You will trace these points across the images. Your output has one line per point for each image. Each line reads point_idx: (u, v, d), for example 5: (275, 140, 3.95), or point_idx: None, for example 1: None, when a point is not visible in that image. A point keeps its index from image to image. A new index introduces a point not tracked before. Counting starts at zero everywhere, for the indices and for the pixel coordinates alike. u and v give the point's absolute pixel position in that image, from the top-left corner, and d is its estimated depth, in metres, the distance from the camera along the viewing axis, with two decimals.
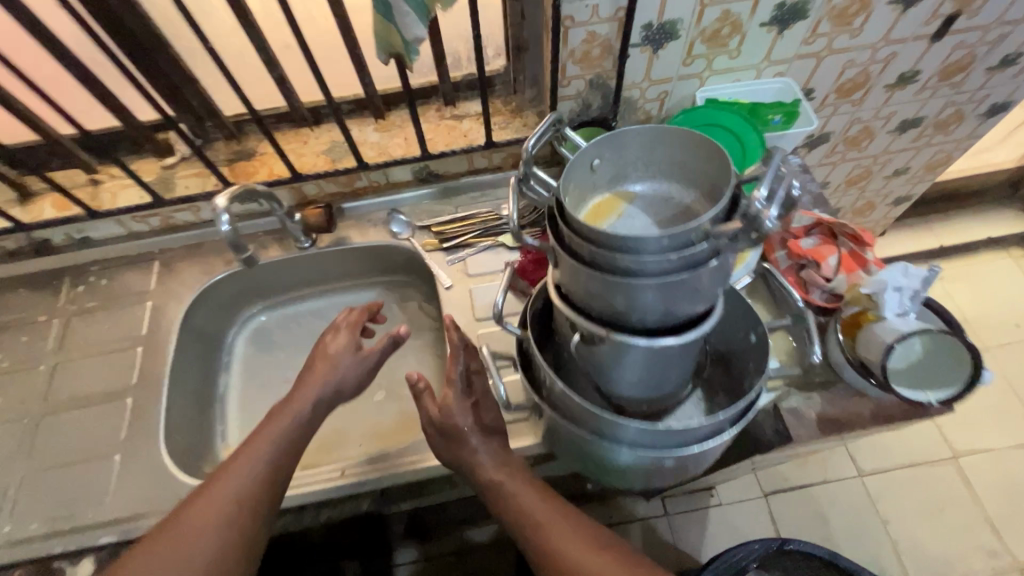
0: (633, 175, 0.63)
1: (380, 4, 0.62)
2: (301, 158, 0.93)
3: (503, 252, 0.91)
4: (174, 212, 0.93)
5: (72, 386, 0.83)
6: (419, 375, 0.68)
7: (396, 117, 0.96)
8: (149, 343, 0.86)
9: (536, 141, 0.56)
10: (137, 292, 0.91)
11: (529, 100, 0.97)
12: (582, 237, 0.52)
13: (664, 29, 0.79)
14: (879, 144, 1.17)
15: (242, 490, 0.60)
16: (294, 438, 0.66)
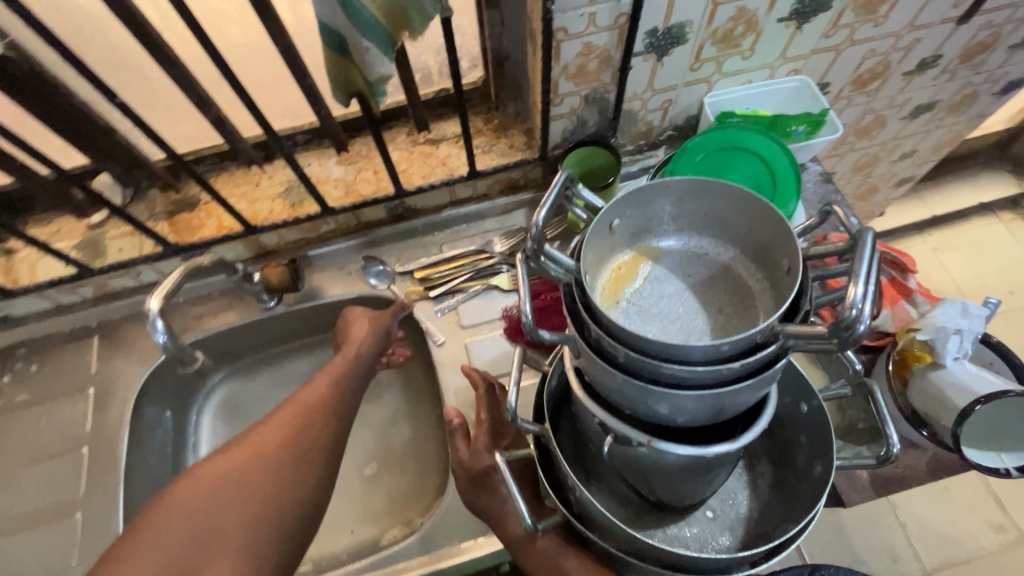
0: (658, 228, 0.53)
1: (331, 39, 0.49)
2: (255, 204, 0.80)
3: (499, 296, 0.81)
4: (109, 280, 0.79)
5: (13, 502, 0.71)
6: (455, 415, 0.68)
7: (361, 146, 0.83)
8: (95, 440, 0.74)
9: (548, 211, 0.44)
10: (77, 378, 0.78)
11: (513, 116, 0.84)
12: (614, 335, 0.42)
13: (671, 34, 0.67)
14: (890, 131, 1.08)
15: (304, 427, 0.64)
16: (337, 394, 0.69)
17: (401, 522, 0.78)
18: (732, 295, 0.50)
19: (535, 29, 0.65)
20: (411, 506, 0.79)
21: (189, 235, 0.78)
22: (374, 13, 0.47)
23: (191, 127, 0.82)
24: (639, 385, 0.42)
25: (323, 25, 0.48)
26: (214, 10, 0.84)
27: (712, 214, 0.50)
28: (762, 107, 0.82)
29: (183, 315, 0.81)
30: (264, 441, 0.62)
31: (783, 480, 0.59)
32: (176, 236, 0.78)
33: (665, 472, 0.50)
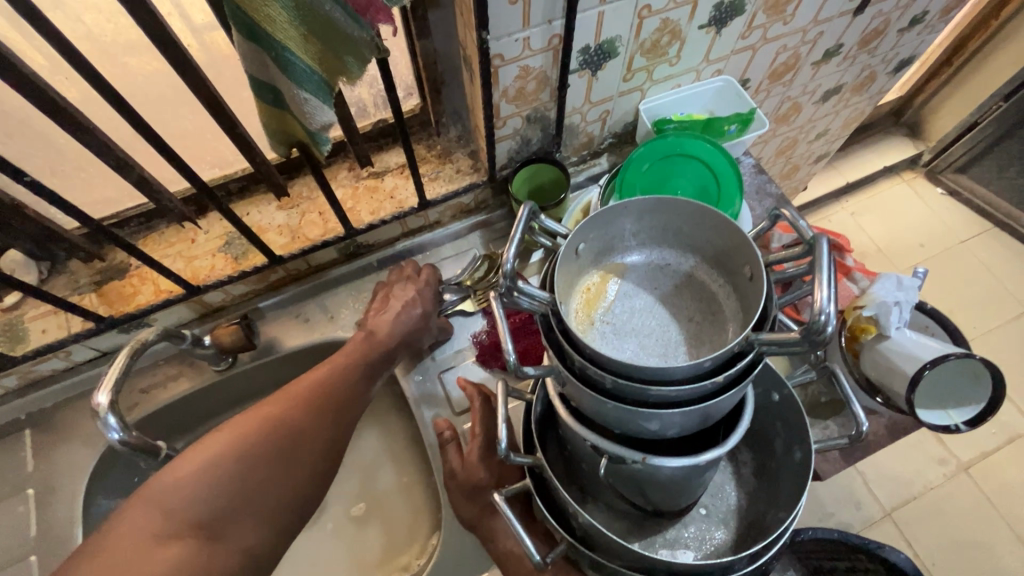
0: (621, 245, 0.54)
1: (264, 91, 0.47)
2: (193, 263, 0.75)
3: (467, 323, 0.80)
4: (37, 365, 0.71)
5: None
6: (448, 426, 0.70)
7: (301, 188, 0.80)
8: (43, 547, 0.67)
9: (518, 249, 0.44)
10: (13, 480, 0.70)
11: (455, 140, 0.83)
12: (599, 364, 0.43)
13: (602, 50, 0.69)
14: (806, 115, 1.16)
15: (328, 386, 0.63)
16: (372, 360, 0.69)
17: (397, 569, 0.75)
18: (699, 302, 0.52)
19: (470, 56, 0.65)
20: (405, 550, 0.76)
21: (124, 306, 0.72)
22: (308, 60, 0.45)
23: (115, 188, 0.78)
24: (631, 410, 0.43)
25: (253, 77, 0.46)
26: (144, 91, 0.89)
27: (670, 225, 0.52)
28: (692, 109, 0.86)
29: (129, 390, 0.75)
30: (318, 376, 0.63)
31: (764, 464, 0.62)
32: (109, 308, 0.71)
33: (658, 485, 0.51)
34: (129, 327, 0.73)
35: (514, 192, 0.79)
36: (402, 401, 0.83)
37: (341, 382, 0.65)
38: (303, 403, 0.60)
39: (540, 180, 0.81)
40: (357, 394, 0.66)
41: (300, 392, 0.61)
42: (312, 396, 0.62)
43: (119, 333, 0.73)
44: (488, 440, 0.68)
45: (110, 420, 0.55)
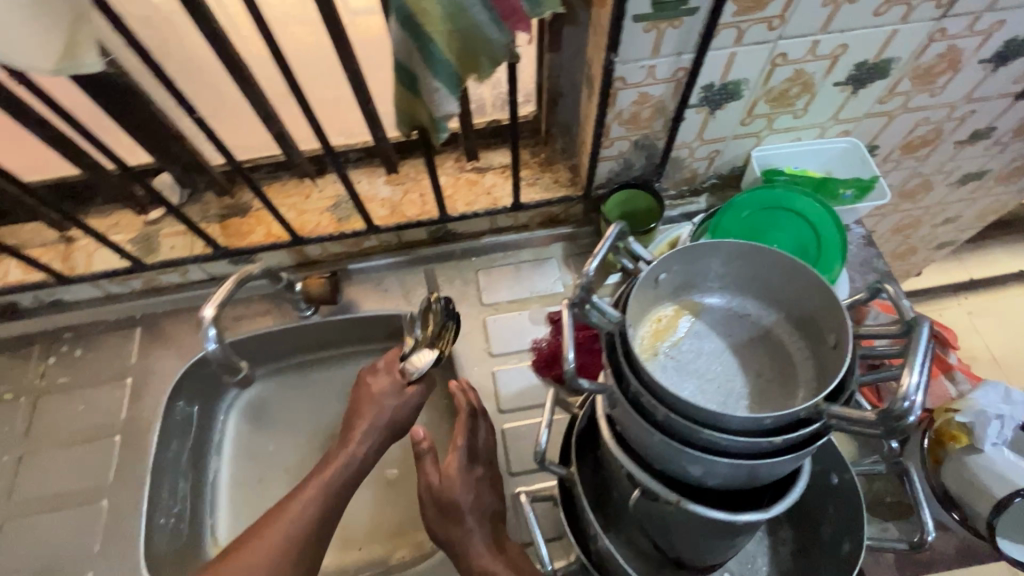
0: (702, 284, 0.53)
1: (403, 75, 0.52)
2: (303, 215, 0.83)
3: (530, 328, 0.82)
4: (159, 275, 0.82)
5: (40, 484, 0.73)
6: (424, 435, 0.64)
7: (409, 168, 0.86)
8: (128, 430, 0.76)
9: (599, 263, 0.46)
10: (117, 366, 0.81)
11: (559, 151, 0.86)
12: (654, 393, 0.43)
13: (726, 90, 0.68)
14: (935, 197, 1.07)
15: (308, 514, 0.61)
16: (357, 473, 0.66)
17: (411, 544, 0.78)
18: (772, 359, 0.50)
19: (593, 74, 0.67)
20: (423, 528, 0.79)
21: (239, 241, 0.81)
22: (448, 52, 0.48)
23: (256, 137, 0.88)
24: (676, 446, 0.42)
25: (399, 62, 0.51)
26: None
27: (758, 275, 0.51)
28: (809, 165, 0.82)
29: (225, 315, 0.84)
30: (292, 514, 0.61)
31: (806, 548, 0.58)
32: (227, 240, 0.81)
33: (686, 531, 0.50)
34: (238, 260, 0.82)
35: (606, 213, 0.79)
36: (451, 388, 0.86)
37: (318, 505, 0.62)
38: (282, 546, 0.58)
39: (634, 205, 0.81)
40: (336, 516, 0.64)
41: (283, 535, 0.59)
42: (287, 540, 0.59)
43: (229, 264, 0.82)
44: (470, 453, 0.66)
45: (209, 329, 0.64)
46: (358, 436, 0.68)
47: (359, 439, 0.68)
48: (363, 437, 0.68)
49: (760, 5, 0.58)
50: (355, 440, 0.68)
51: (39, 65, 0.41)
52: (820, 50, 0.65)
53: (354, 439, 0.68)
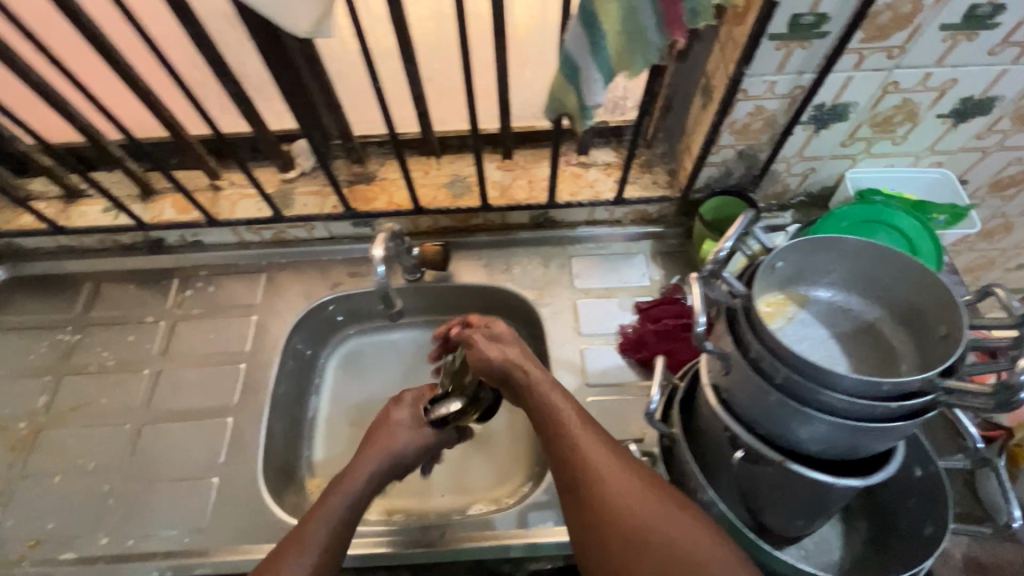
0: (813, 278, 0.59)
1: (566, 67, 0.59)
2: (422, 188, 0.91)
3: (618, 314, 0.88)
4: (288, 229, 0.92)
5: (173, 398, 0.82)
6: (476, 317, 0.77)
7: (520, 157, 0.93)
8: (252, 361, 0.85)
9: (731, 244, 0.53)
10: (243, 304, 0.90)
11: (659, 155, 0.93)
12: (775, 356, 0.49)
13: (835, 111, 0.74)
14: (1013, 240, 1.09)
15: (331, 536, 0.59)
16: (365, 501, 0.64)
17: (487, 499, 0.84)
18: (875, 348, 0.56)
19: (713, 86, 0.74)
20: (499, 486, 0.86)
21: (364, 205, 0.90)
22: (613, 51, 0.56)
23: None
24: (793, 405, 0.48)
25: (566, 54, 0.58)
26: None
27: (868, 272, 0.56)
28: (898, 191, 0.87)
29: (339, 271, 0.93)
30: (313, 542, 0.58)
31: (879, 536, 0.62)
32: (353, 203, 0.90)
33: (781, 496, 0.55)
34: (359, 222, 0.91)
35: (702, 215, 0.86)
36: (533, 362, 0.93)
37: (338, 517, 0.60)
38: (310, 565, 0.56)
39: (729, 212, 0.86)
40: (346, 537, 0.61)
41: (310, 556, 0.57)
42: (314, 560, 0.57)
43: (351, 226, 0.92)
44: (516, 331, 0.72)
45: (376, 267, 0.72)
46: (362, 465, 0.66)
47: (364, 464, 0.66)
48: (362, 466, 0.65)
49: (884, 35, 0.64)
50: (360, 465, 0.66)
51: (295, 26, 0.49)
52: (931, 83, 0.71)
53: (358, 468, 0.65)
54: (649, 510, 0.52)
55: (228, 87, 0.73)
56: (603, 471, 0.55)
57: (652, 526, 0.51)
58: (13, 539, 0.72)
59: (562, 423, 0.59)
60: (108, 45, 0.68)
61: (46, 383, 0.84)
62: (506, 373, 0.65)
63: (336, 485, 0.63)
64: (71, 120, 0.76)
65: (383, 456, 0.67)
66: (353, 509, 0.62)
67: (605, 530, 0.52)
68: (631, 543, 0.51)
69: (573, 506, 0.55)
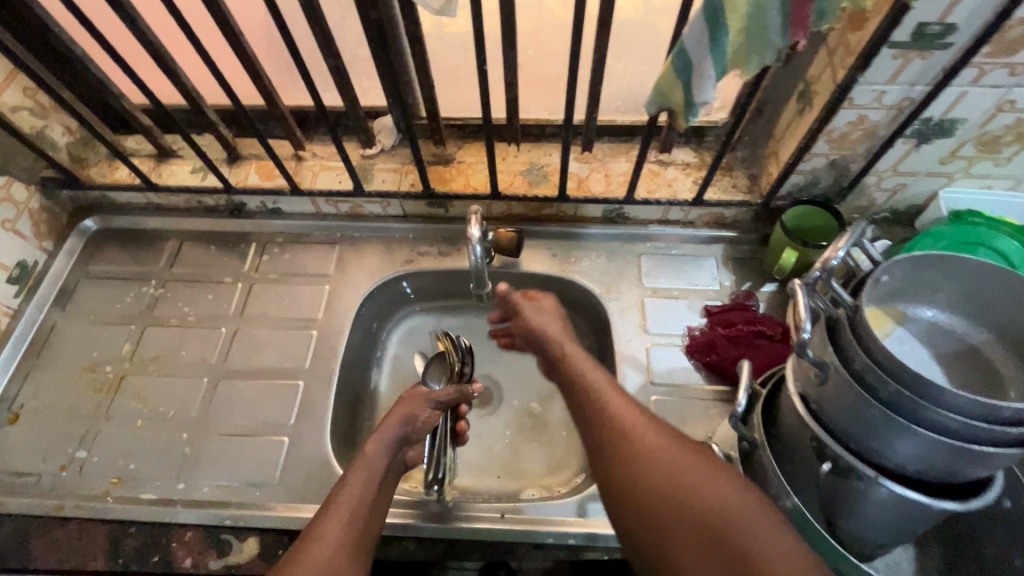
0: (916, 296, 0.57)
1: (679, 61, 0.58)
2: (499, 174, 0.92)
3: (686, 316, 0.87)
4: (365, 203, 0.94)
5: (247, 357, 0.85)
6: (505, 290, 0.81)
7: (598, 150, 0.93)
8: (323, 328, 0.87)
9: (843, 253, 0.52)
10: (317, 273, 0.93)
11: (740, 159, 0.91)
12: (883, 369, 0.48)
13: (942, 126, 0.71)
14: None
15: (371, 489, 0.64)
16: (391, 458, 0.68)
17: (540, 485, 0.85)
18: (979, 373, 0.55)
19: (815, 91, 0.72)
20: (553, 474, 0.86)
21: (441, 186, 0.91)
22: (731, 46, 0.55)
23: None
24: (898, 420, 0.47)
25: (681, 46, 0.57)
26: None
27: (979, 295, 0.54)
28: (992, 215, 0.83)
29: (410, 249, 0.94)
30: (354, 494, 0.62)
31: None
32: (431, 183, 0.91)
33: (867, 510, 0.55)
34: (434, 203, 0.92)
35: (784, 220, 0.83)
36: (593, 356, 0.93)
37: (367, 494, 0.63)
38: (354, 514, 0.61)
39: (811, 222, 0.85)
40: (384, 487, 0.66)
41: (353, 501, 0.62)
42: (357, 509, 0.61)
43: (426, 205, 0.93)
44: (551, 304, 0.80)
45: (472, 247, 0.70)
46: (384, 432, 0.69)
47: (385, 431, 0.70)
48: (384, 434, 0.69)
49: (1011, 49, 0.61)
50: (381, 436, 0.69)
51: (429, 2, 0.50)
52: None
53: (380, 437, 0.69)
54: (677, 456, 0.56)
55: (330, 58, 0.75)
56: (633, 425, 0.60)
57: (677, 467, 0.55)
58: (97, 474, 0.76)
59: (596, 389, 0.65)
60: (224, 10, 0.70)
61: (130, 331, 0.88)
62: (543, 341, 0.74)
63: (361, 459, 0.67)
64: (176, 81, 0.79)
65: (403, 425, 0.70)
66: (377, 494, 0.65)
67: (631, 467, 0.57)
68: (658, 481, 0.55)
69: (601, 454, 0.60)
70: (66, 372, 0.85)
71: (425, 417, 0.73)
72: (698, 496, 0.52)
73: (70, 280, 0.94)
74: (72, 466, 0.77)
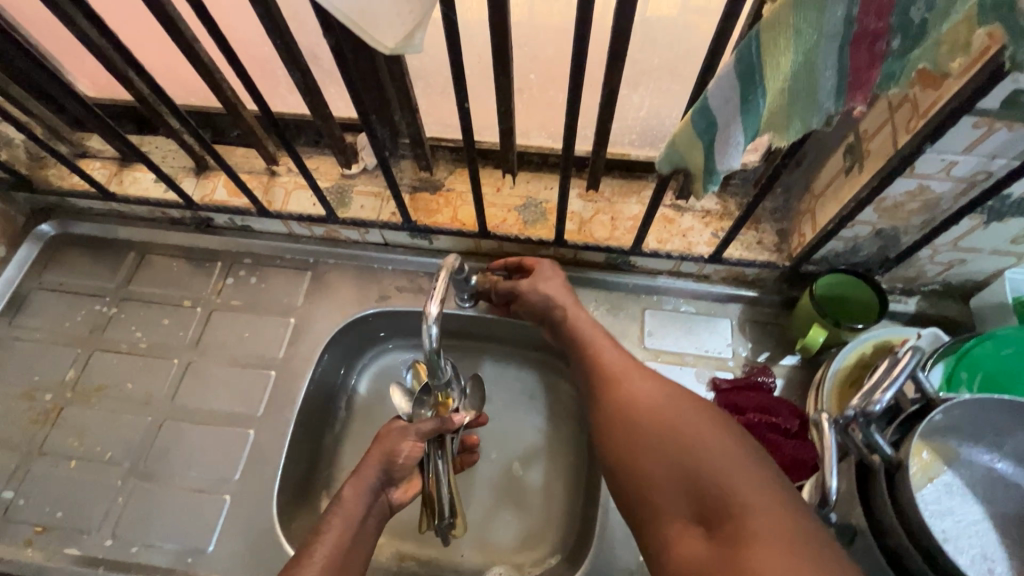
0: (974, 435, 0.45)
1: (701, 119, 0.46)
2: (490, 208, 0.81)
3: (691, 390, 0.76)
4: (341, 229, 0.84)
5: (198, 395, 0.77)
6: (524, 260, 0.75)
7: (606, 188, 0.82)
8: (282, 369, 0.79)
9: (890, 395, 0.40)
10: (283, 303, 0.84)
11: (770, 210, 0.79)
12: (920, 552, 0.39)
13: (1021, 206, 0.58)
14: None
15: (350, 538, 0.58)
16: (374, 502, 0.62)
17: (511, 563, 0.76)
18: None
19: (867, 151, 0.60)
20: (525, 551, 0.77)
21: (424, 217, 0.81)
22: (768, 110, 0.43)
23: None
24: None
25: (704, 102, 0.45)
26: None
27: None
28: None
29: (388, 283, 0.85)
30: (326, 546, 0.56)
31: None
32: (413, 213, 0.81)
33: None
34: (417, 235, 0.82)
35: (814, 289, 0.71)
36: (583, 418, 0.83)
37: (344, 542, 0.58)
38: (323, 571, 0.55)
39: (845, 292, 0.73)
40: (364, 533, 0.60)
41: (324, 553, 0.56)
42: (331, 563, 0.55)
43: (407, 236, 0.83)
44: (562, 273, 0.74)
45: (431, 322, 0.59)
46: (363, 477, 0.63)
47: (366, 473, 0.63)
48: (361, 480, 0.63)
49: None
50: (359, 479, 0.63)
51: (381, 39, 0.40)
52: None
53: (359, 479, 0.63)
54: (666, 399, 0.55)
55: (294, 75, 0.65)
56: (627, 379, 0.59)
57: (667, 413, 0.53)
58: (23, 520, 0.70)
59: (597, 352, 0.64)
60: (173, 15, 0.60)
61: (77, 355, 0.81)
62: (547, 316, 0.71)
63: (338, 503, 0.61)
64: (127, 87, 0.70)
65: (385, 467, 0.64)
66: (357, 533, 0.60)
67: (619, 414, 0.56)
68: (650, 425, 0.53)
69: (595, 404, 0.60)
70: (5, 397, 0.78)
71: (406, 451, 0.65)
72: (680, 432, 0.50)
73: (22, 290, 0.87)
74: None
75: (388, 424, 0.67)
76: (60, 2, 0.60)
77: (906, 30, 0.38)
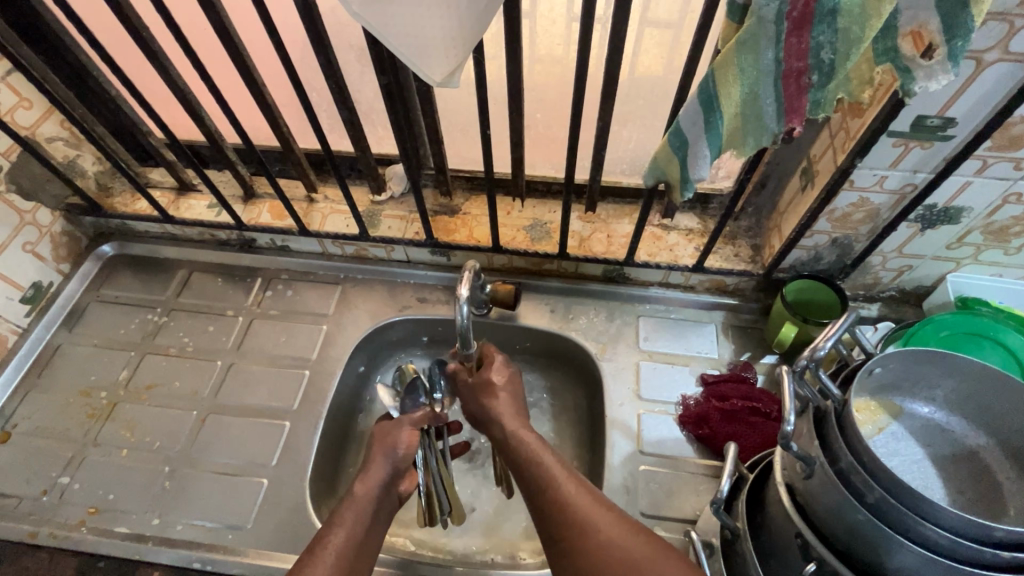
0: (908, 391, 0.55)
1: (675, 139, 0.58)
2: (501, 228, 0.93)
3: (682, 384, 0.85)
4: (370, 247, 0.95)
5: (239, 392, 0.86)
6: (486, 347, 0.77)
7: (602, 210, 0.94)
8: (316, 368, 0.88)
9: (830, 344, 0.50)
10: (316, 312, 0.94)
11: (744, 228, 0.91)
12: (869, 472, 0.46)
13: (947, 214, 0.70)
14: None
15: (371, 521, 0.61)
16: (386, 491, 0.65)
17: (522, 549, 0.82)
18: (977, 482, 0.52)
19: (817, 170, 0.72)
20: (534, 540, 0.83)
21: (444, 235, 0.92)
22: (727, 130, 0.55)
23: None
24: (885, 531, 0.45)
25: (677, 126, 0.57)
26: None
27: (968, 389, 0.53)
28: (1011, 303, 0.80)
29: (410, 295, 0.95)
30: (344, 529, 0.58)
31: None
32: (435, 232, 0.92)
33: None
34: (437, 251, 0.93)
35: (785, 294, 0.82)
36: (585, 416, 0.91)
37: (360, 523, 0.60)
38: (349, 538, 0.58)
39: (814, 296, 0.83)
40: (382, 517, 0.63)
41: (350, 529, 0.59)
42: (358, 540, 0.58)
43: (428, 253, 0.94)
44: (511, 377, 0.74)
45: (461, 308, 0.67)
46: (372, 472, 0.66)
47: (373, 471, 0.66)
48: (380, 469, 0.66)
49: (1015, 146, 0.61)
50: (368, 477, 0.65)
51: (430, 73, 0.52)
52: None
53: (369, 476, 0.65)
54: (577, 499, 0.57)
55: (345, 114, 0.78)
56: (579, 511, 0.56)
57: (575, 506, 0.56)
58: (76, 503, 0.77)
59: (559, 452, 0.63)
60: (251, 65, 0.74)
61: (130, 358, 0.90)
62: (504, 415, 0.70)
63: (350, 498, 0.62)
64: (200, 123, 0.83)
65: (393, 460, 0.67)
66: (367, 531, 0.60)
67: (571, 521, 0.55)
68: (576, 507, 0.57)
69: (558, 540, 0.55)
70: (63, 395, 0.87)
71: (404, 441, 0.69)
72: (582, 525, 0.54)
73: (81, 303, 0.96)
74: (54, 491, 0.78)
75: (383, 425, 0.72)
76: (160, 55, 0.73)
77: (820, 67, 0.49)
